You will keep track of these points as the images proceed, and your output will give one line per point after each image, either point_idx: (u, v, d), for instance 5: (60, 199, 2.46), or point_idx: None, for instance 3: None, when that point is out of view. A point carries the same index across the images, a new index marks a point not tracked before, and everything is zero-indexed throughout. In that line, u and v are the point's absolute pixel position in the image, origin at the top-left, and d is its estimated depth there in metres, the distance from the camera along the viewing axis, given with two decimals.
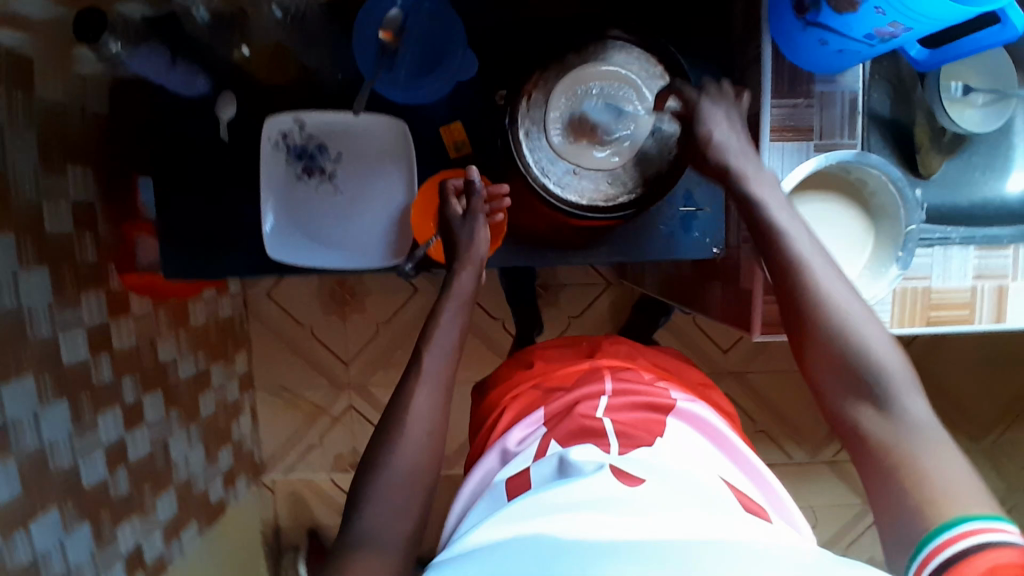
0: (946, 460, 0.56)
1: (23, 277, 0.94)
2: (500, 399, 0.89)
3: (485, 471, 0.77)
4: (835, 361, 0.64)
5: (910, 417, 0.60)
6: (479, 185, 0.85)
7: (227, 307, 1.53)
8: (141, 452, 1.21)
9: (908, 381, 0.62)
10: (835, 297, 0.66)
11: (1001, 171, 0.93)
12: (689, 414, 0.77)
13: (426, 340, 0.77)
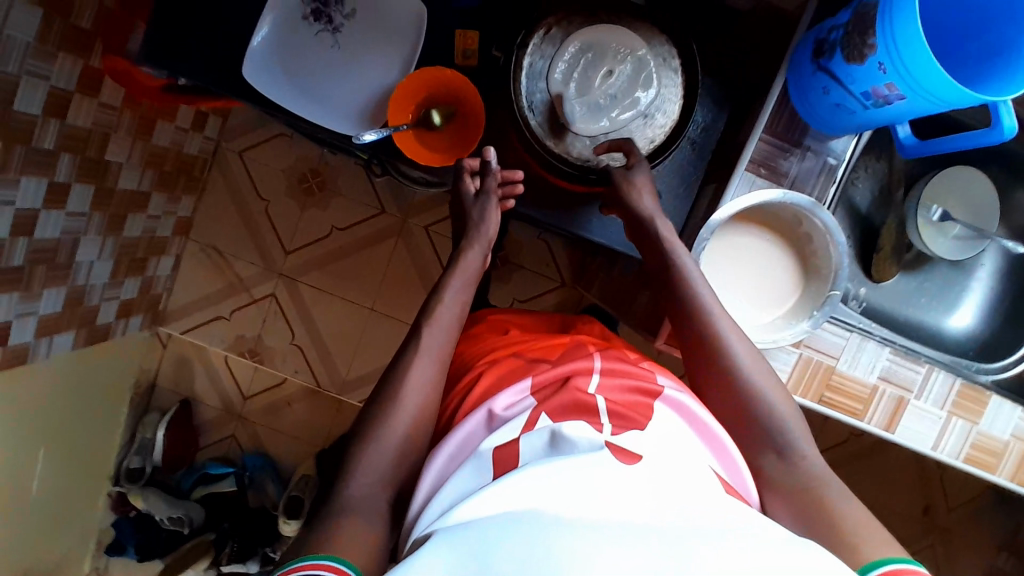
0: (845, 498, 0.61)
1: (14, 5, 0.91)
2: (476, 364, 0.81)
3: (464, 436, 0.67)
4: (736, 411, 0.70)
5: (805, 461, 0.65)
6: (495, 168, 0.83)
7: (194, 147, 1.50)
8: (48, 235, 1.16)
9: (805, 430, 0.68)
10: (740, 358, 0.72)
11: (948, 304, 0.99)
12: (676, 402, 0.68)
13: (427, 315, 0.78)
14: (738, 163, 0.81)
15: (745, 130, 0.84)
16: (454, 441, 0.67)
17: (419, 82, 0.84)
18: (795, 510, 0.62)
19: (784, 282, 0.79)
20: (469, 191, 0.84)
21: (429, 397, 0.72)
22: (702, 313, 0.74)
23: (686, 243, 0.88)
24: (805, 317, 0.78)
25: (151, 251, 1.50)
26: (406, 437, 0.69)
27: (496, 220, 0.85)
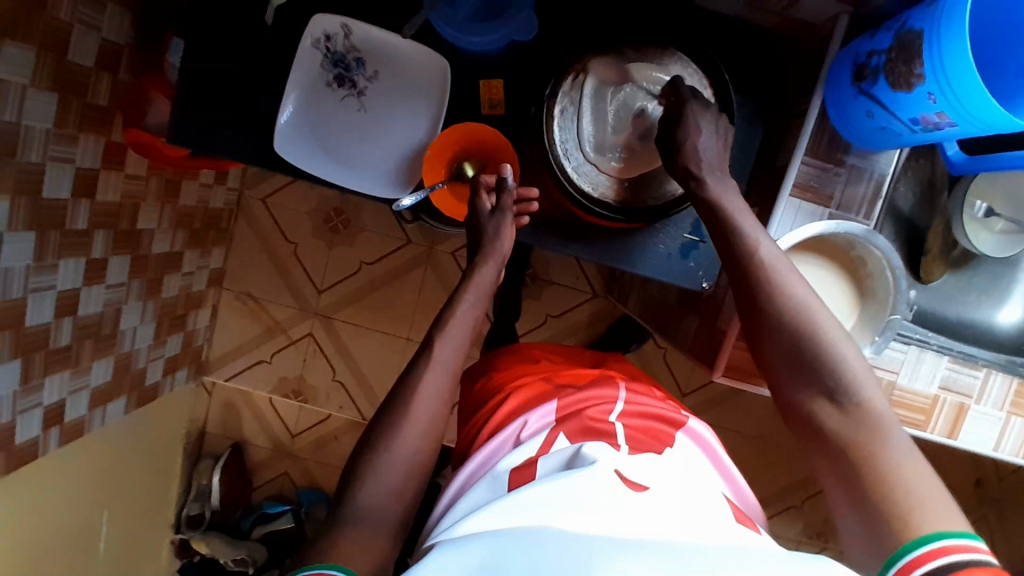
0: (904, 455, 0.59)
1: (32, 96, 0.91)
2: (504, 387, 0.82)
3: (484, 457, 0.70)
4: (787, 350, 0.66)
5: (863, 412, 0.62)
6: (511, 184, 0.80)
7: (219, 198, 1.51)
8: (91, 309, 1.18)
9: (868, 376, 0.64)
10: (793, 292, 0.67)
11: (997, 299, 0.97)
12: (695, 434, 0.74)
13: (440, 325, 0.76)
14: (780, 191, 0.79)
15: (783, 151, 0.82)
16: (475, 459, 0.69)
17: (453, 138, 0.84)
18: (845, 461, 0.61)
19: (841, 305, 0.79)
20: (485, 208, 0.81)
21: (443, 410, 0.71)
22: (748, 249, 0.69)
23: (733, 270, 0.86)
24: (866, 342, 0.78)
25: (189, 306, 1.52)
26: (416, 456, 0.68)
27: (510, 239, 0.80)
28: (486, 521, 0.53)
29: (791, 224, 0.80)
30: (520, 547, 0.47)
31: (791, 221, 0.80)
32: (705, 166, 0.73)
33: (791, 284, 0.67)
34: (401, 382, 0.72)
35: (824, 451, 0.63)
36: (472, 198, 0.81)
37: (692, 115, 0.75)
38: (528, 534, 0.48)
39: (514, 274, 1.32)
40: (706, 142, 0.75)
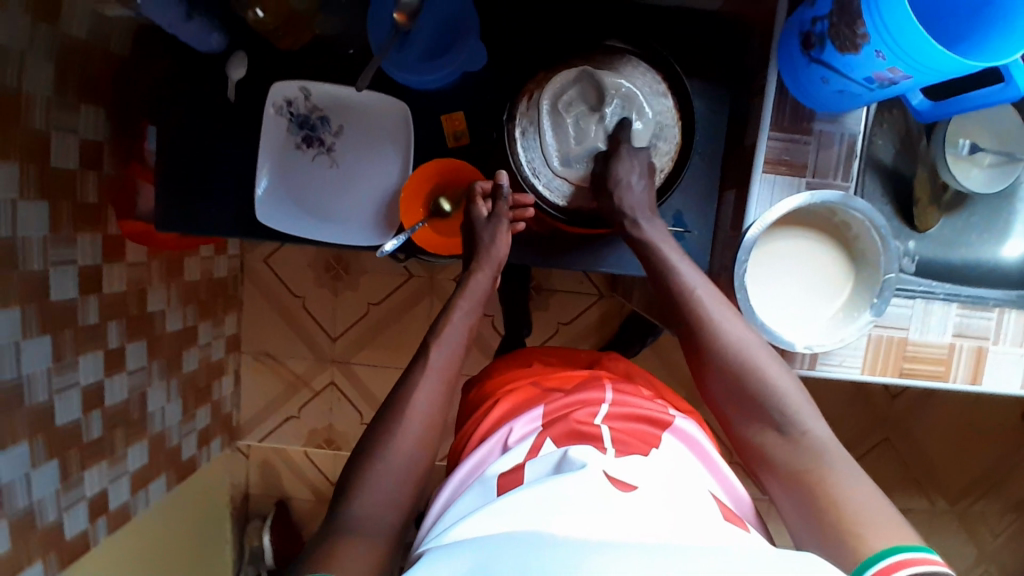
0: (851, 475, 0.59)
1: (22, 207, 0.95)
2: (497, 391, 0.84)
3: (478, 460, 0.70)
4: (729, 386, 0.68)
5: (807, 438, 0.63)
6: (507, 191, 0.81)
7: (223, 267, 1.55)
8: (118, 398, 1.21)
9: (809, 407, 0.65)
10: (727, 328, 0.70)
11: (999, 234, 0.94)
12: (683, 433, 0.71)
13: (435, 334, 0.76)
14: (753, 170, 0.79)
15: (750, 129, 0.82)
16: (467, 465, 0.70)
17: (430, 173, 0.86)
18: (799, 488, 0.60)
19: (835, 272, 0.79)
20: (480, 216, 0.82)
21: (438, 418, 0.70)
22: (681, 287, 0.74)
23: (723, 254, 0.86)
24: (865, 307, 0.77)
25: (212, 376, 1.56)
26: (414, 460, 0.66)
27: (506, 245, 0.82)
28: (475, 526, 0.54)
29: (768, 202, 0.81)
30: (509, 553, 0.48)
31: (768, 199, 0.80)
32: (635, 209, 0.79)
33: (724, 320, 0.71)
34: (397, 389, 0.72)
35: (778, 485, 0.63)
36: (470, 206, 0.83)
37: (620, 156, 0.81)
38: (517, 539, 0.49)
39: (517, 290, 1.33)
40: (636, 182, 0.80)
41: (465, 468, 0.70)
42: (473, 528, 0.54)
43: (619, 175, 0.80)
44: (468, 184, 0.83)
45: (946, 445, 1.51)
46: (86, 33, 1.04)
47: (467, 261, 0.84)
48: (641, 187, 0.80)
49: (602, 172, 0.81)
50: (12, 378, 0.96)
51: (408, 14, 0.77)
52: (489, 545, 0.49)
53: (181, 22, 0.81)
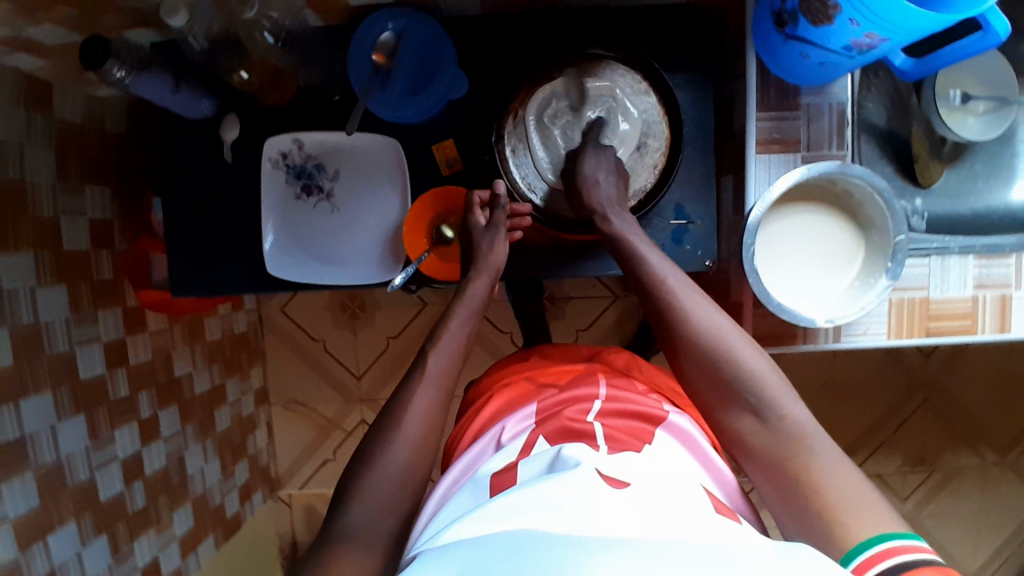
0: (832, 460, 0.57)
1: (42, 293, 0.98)
2: (491, 387, 0.87)
3: (470, 460, 0.73)
4: (707, 375, 0.65)
5: (786, 421, 0.60)
6: (504, 199, 0.81)
7: (242, 322, 1.57)
8: (156, 465, 1.23)
9: (783, 385, 0.62)
10: (700, 314, 0.68)
11: (1005, 179, 0.93)
12: (678, 428, 0.73)
13: (432, 341, 0.75)
14: (746, 152, 0.80)
15: (738, 113, 0.83)
16: (461, 463, 0.73)
17: (431, 204, 0.88)
18: (778, 476, 0.58)
19: (844, 243, 0.78)
20: (479, 224, 0.83)
21: (434, 427, 0.69)
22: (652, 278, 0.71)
23: (730, 239, 0.86)
24: (881, 272, 0.76)
25: (246, 430, 1.57)
26: (410, 469, 0.65)
27: (504, 252, 0.82)
28: (466, 529, 0.52)
29: (767, 182, 0.81)
30: (507, 559, 0.45)
31: (766, 179, 0.80)
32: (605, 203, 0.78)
33: (693, 306, 0.68)
34: (392, 401, 0.70)
35: (759, 474, 0.60)
36: (466, 215, 0.84)
37: (585, 155, 0.82)
38: (514, 541, 0.47)
39: (531, 303, 1.33)
40: (603, 179, 0.81)
41: (459, 468, 0.73)
42: (465, 531, 0.52)
43: (587, 177, 0.81)
44: (463, 195, 0.85)
45: (987, 397, 1.48)
46: (80, 116, 1.07)
47: (467, 269, 0.83)
48: (610, 183, 0.81)
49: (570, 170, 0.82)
50: (52, 460, 0.98)
51: (387, 53, 0.81)
52: (482, 547, 0.48)
53: (171, 94, 0.83)
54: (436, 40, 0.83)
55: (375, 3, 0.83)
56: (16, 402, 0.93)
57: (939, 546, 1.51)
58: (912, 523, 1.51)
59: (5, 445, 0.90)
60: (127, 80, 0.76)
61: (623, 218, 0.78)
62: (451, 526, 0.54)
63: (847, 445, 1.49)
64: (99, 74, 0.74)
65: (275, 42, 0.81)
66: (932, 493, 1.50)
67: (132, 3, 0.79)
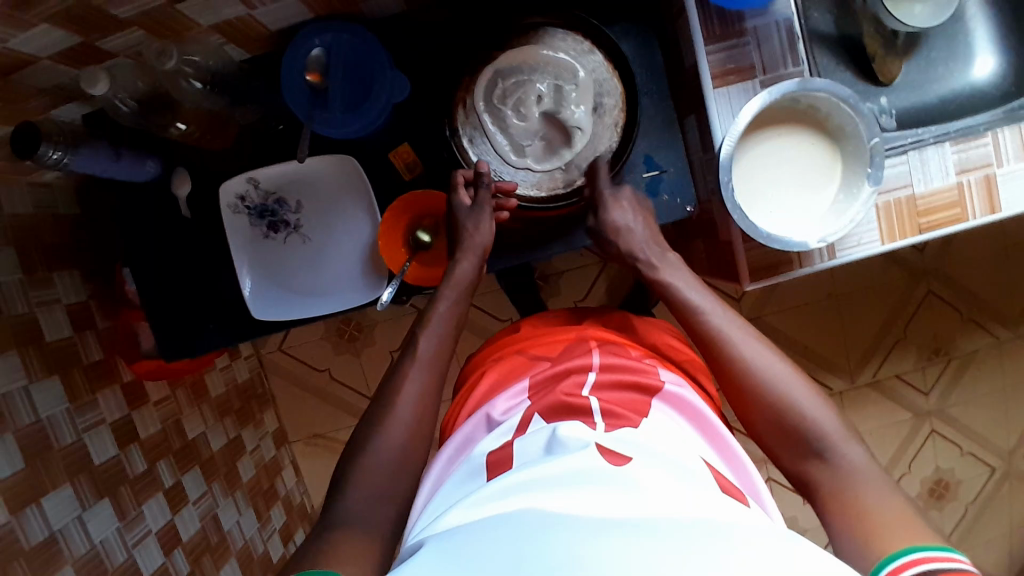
0: (884, 498, 0.60)
1: (36, 390, 0.98)
2: (484, 363, 0.88)
3: (465, 438, 0.76)
4: (772, 422, 0.69)
5: (849, 464, 0.64)
6: (486, 177, 0.79)
7: (243, 371, 1.55)
8: (192, 530, 1.21)
9: (843, 430, 0.66)
10: (760, 363, 0.72)
11: (965, 59, 0.92)
12: (675, 397, 0.75)
13: (422, 324, 0.78)
14: (704, 89, 0.78)
15: (687, 52, 0.81)
16: (456, 442, 0.76)
17: (399, 215, 0.86)
18: (843, 514, 0.61)
19: (819, 158, 0.77)
20: (464, 204, 0.80)
21: (428, 414, 0.73)
22: (706, 325, 0.75)
23: (706, 178, 0.84)
24: (863, 180, 0.74)
25: (273, 475, 1.55)
26: (402, 455, 0.69)
27: (491, 231, 0.80)
28: (459, 515, 0.56)
29: (731, 113, 0.79)
30: (507, 544, 0.49)
31: (730, 110, 0.78)
32: (645, 249, 0.81)
33: (755, 355, 0.72)
34: (388, 382, 0.74)
35: (827, 516, 0.63)
36: (450, 194, 0.82)
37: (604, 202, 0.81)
38: (503, 528, 0.51)
39: (523, 286, 1.32)
40: (635, 224, 0.81)
41: (453, 445, 0.76)
42: (459, 516, 0.56)
43: (613, 222, 0.81)
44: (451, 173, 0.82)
45: (988, 277, 1.48)
46: (31, 206, 1.05)
47: (451, 250, 0.83)
48: (640, 224, 0.81)
49: (594, 223, 0.82)
50: (87, 548, 0.98)
51: (321, 70, 0.79)
52: (472, 535, 0.51)
53: (115, 161, 0.80)
54: (366, 46, 0.79)
55: (297, 23, 0.80)
56: (38, 502, 0.92)
57: (971, 431, 1.53)
58: (941, 416, 1.52)
59: (36, 545, 0.90)
60: (65, 161, 0.73)
61: (662, 254, 0.82)
62: (448, 512, 0.58)
63: (862, 354, 1.49)
64: (35, 161, 0.71)
65: (204, 87, 0.78)
66: (954, 382, 1.51)
67: (50, 82, 0.76)
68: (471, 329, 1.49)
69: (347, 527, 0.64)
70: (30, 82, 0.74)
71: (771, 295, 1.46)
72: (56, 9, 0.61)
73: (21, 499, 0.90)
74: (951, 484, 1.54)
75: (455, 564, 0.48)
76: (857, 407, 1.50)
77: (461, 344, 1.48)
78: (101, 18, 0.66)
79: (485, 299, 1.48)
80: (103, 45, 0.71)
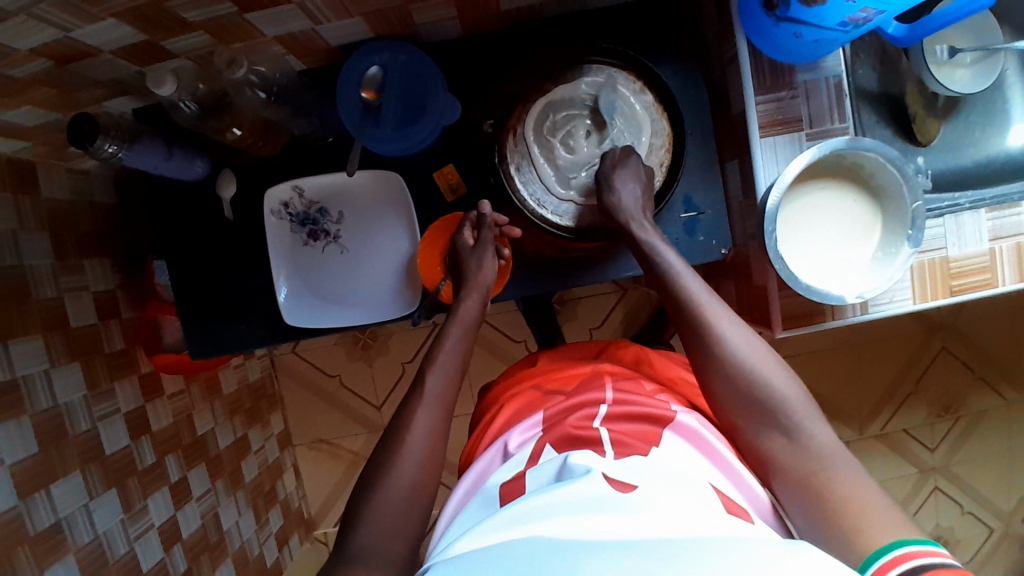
0: (855, 481, 0.59)
1: (57, 374, 0.98)
2: (501, 396, 0.88)
3: (481, 470, 0.76)
4: (738, 393, 0.68)
5: (813, 442, 0.63)
6: (488, 218, 0.83)
7: (255, 370, 1.55)
8: (193, 527, 1.21)
9: (808, 405, 0.66)
10: (730, 335, 0.70)
11: (1000, 125, 0.93)
12: (688, 429, 0.72)
13: (430, 360, 0.77)
14: (751, 137, 0.80)
15: (736, 100, 0.82)
16: (472, 476, 0.76)
17: (441, 233, 0.88)
18: (803, 491, 0.61)
19: (861, 213, 0.78)
20: (467, 244, 0.84)
21: (438, 449, 0.71)
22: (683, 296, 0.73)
23: (744, 224, 0.85)
24: (903, 240, 0.76)
25: (274, 477, 1.54)
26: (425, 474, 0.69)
27: (494, 268, 0.83)
28: (472, 542, 0.56)
29: (776, 163, 0.80)
30: (525, 565, 0.49)
31: (775, 160, 0.80)
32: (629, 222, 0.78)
33: (728, 325, 0.70)
34: (399, 415, 0.73)
35: (784, 490, 0.63)
36: (454, 234, 0.85)
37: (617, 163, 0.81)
38: (522, 552, 0.51)
39: (543, 310, 1.32)
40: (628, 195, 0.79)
41: (468, 480, 0.76)
42: (472, 544, 0.56)
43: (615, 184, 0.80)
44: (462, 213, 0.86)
45: (1001, 339, 1.49)
46: (67, 192, 1.06)
47: (458, 289, 0.84)
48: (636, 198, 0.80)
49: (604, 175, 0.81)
50: (91, 539, 0.97)
51: (376, 89, 0.80)
52: (487, 560, 0.52)
53: (165, 160, 0.81)
54: (420, 66, 0.81)
55: (357, 40, 0.82)
56: (46, 488, 0.92)
57: (974, 491, 1.52)
58: (945, 473, 1.52)
59: (41, 532, 0.90)
60: (120, 154, 0.74)
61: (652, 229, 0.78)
62: (461, 538, 0.58)
63: (872, 404, 1.50)
64: (91, 152, 0.72)
65: (266, 96, 0.80)
66: (960, 440, 1.51)
67: (109, 75, 0.77)
68: (485, 347, 1.49)
69: (366, 543, 0.63)
70: (89, 74, 0.75)
71: (785, 338, 1.47)
72: (128, 7, 0.63)
73: (30, 484, 0.90)
74: (951, 541, 1.53)
75: None
76: (863, 457, 1.50)
77: (475, 363, 1.49)
78: (171, 21, 0.68)
79: (501, 318, 1.48)
80: (168, 45, 0.73)
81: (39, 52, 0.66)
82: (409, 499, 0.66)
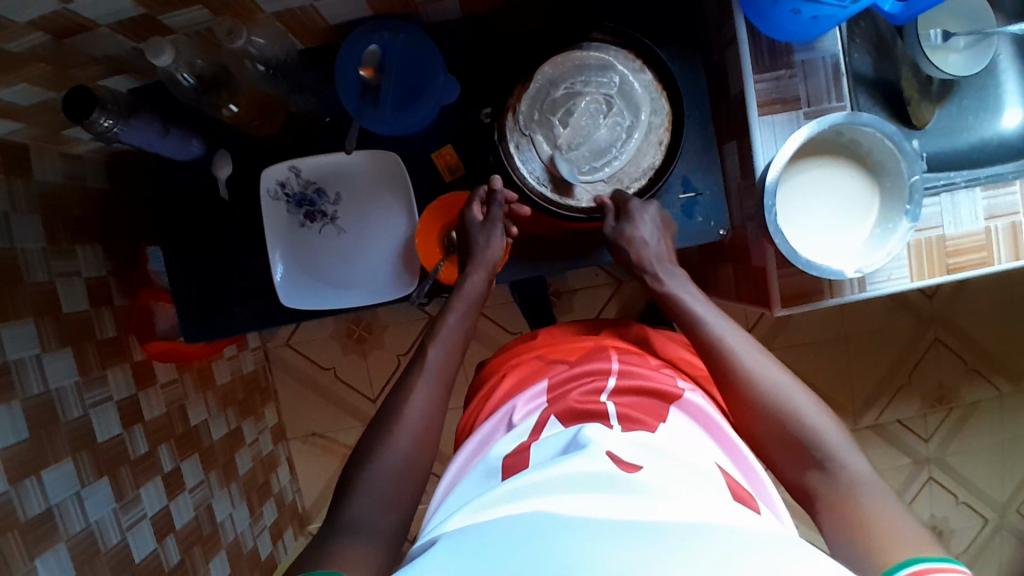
0: (891, 512, 0.59)
1: (48, 360, 0.96)
2: (502, 366, 0.87)
3: (483, 438, 0.76)
4: (774, 431, 0.68)
5: (849, 474, 0.63)
6: (500, 195, 0.82)
7: (249, 362, 1.54)
8: (185, 518, 1.19)
9: (843, 439, 0.66)
10: (764, 375, 0.71)
11: (994, 109, 0.94)
12: (694, 407, 0.73)
13: (431, 336, 0.77)
14: (749, 116, 0.80)
15: (734, 80, 0.83)
16: (473, 443, 0.76)
17: (442, 212, 0.88)
18: (835, 521, 0.61)
19: (858, 190, 0.79)
20: (476, 219, 0.82)
21: (434, 423, 0.71)
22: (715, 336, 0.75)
23: (743, 204, 0.86)
24: (900, 216, 0.76)
25: (268, 470, 1.52)
26: (423, 452, 0.68)
27: (501, 245, 0.81)
28: (467, 517, 0.56)
29: (774, 141, 0.80)
30: (524, 542, 0.48)
31: (773, 138, 0.80)
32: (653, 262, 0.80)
33: (761, 368, 0.71)
34: (397, 390, 0.72)
35: (820, 520, 0.63)
36: (464, 208, 0.83)
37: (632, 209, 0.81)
38: (522, 528, 0.51)
39: (538, 299, 1.32)
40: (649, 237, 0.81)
41: (471, 448, 0.76)
42: (471, 519, 0.56)
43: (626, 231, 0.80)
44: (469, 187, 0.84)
45: (992, 329, 1.50)
46: (61, 176, 1.05)
47: (463, 263, 0.83)
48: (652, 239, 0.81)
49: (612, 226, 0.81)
50: (83, 527, 0.96)
51: (374, 67, 0.80)
52: (489, 536, 0.51)
53: (160, 138, 0.81)
54: (415, 42, 0.81)
55: (355, 19, 0.82)
56: (38, 474, 0.91)
57: (968, 482, 1.53)
58: (939, 465, 1.52)
59: (33, 518, 0.89)
60: (115, 130, 0.73)
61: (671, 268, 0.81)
62: (458, 513, 0.58)
63: (867, 397, 1.50)
64: (86, 126, 0.71)
65: (266, 70, 0.80)
66: (953, 432, 1.52)
67: (104, 52, 0.76)
68: (481, 339, 1.49)
69: (363, 523, 0.62)
70: (86, 49, 0.74)
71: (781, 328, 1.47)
72: None
73: (21, 469, 0.88)
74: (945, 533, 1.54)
75: (470, 562, 0.48)
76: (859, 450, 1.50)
77: (471, 354, 1.48)
78: None
79: (496, 308, 1.48)
80: (166, 19, 0.72)
81: (36, 24, 0.66)
82: (408, 476, 0.66)
